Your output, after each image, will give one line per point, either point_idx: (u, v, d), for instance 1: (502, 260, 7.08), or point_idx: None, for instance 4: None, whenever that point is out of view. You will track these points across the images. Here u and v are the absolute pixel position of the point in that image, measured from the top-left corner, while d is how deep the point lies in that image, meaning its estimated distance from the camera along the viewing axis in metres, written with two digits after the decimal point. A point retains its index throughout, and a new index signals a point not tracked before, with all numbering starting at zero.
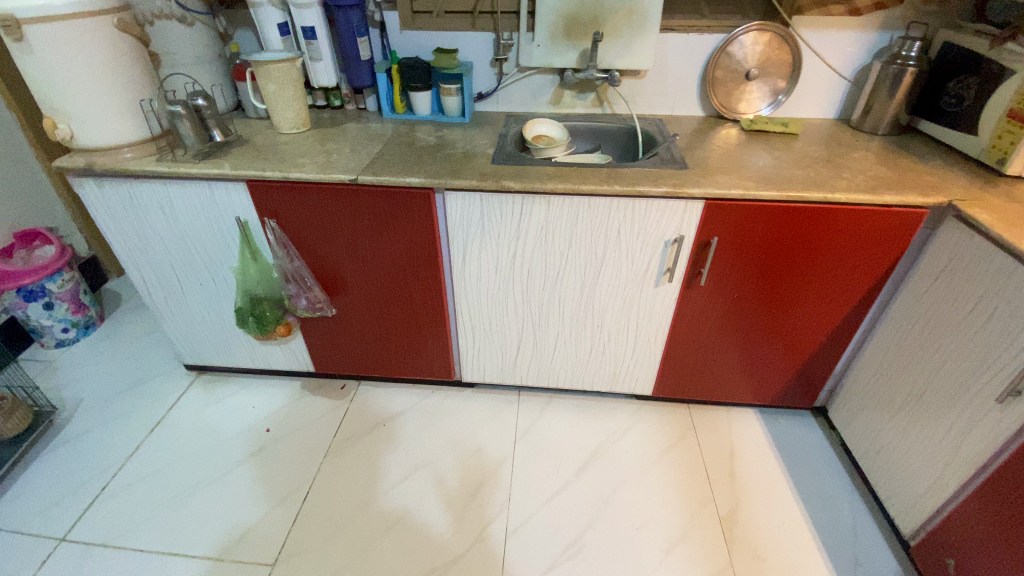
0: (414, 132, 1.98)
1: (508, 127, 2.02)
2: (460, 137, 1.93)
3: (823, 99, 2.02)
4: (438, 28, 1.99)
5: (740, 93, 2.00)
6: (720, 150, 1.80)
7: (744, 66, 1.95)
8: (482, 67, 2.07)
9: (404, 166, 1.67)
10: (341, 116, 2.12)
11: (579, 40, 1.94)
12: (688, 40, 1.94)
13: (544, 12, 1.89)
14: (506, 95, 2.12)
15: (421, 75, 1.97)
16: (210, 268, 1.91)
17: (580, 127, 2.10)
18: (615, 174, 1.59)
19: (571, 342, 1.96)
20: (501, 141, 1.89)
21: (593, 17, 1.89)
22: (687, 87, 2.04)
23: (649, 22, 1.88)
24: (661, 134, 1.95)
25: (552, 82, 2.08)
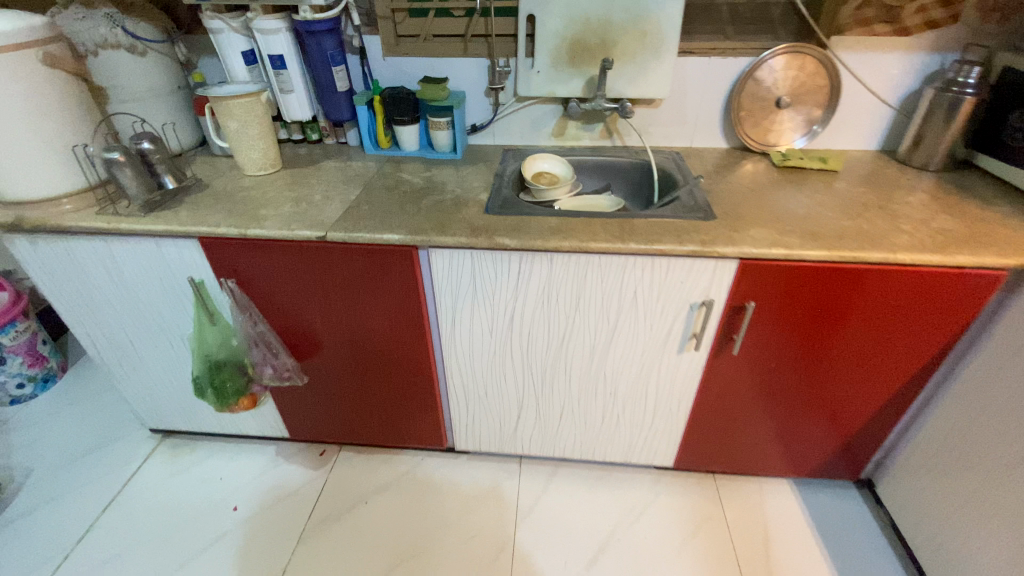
0: (399, 171, 1.74)
1: (505, 164, 1.79)
2: (451, 178, 1.69)
3: (864, 129, 1.78)
4: (425, 54, 1.77)
5: (769, 123, 1.76)
6: (751, 193, 1.55)
7: (774, 93, 1.71)
8: (476, 96, 1.84)
9: (383, 218, 1.43)
10: (318, 152, 1.89)
11: (585, 66, 1.70)
12: (710, 65, 1.70)
13: (546, 35, 1.66)
14: (503, 127, 1.89)
15: (406, 108, 1.74)
16: (166, 330, 1.67)
17: (588, 163, 1.86)
18: (631, 227, 1.35)
19: (579, 412, 1.70)
20: (498, 183, 1.65)
21: (602, 40, 1.66)
22: (709, 117, 1.80)
23: (666, 45, 1.64)
24: (680, 172, 1.70)
25: (555, 112, 1.85)
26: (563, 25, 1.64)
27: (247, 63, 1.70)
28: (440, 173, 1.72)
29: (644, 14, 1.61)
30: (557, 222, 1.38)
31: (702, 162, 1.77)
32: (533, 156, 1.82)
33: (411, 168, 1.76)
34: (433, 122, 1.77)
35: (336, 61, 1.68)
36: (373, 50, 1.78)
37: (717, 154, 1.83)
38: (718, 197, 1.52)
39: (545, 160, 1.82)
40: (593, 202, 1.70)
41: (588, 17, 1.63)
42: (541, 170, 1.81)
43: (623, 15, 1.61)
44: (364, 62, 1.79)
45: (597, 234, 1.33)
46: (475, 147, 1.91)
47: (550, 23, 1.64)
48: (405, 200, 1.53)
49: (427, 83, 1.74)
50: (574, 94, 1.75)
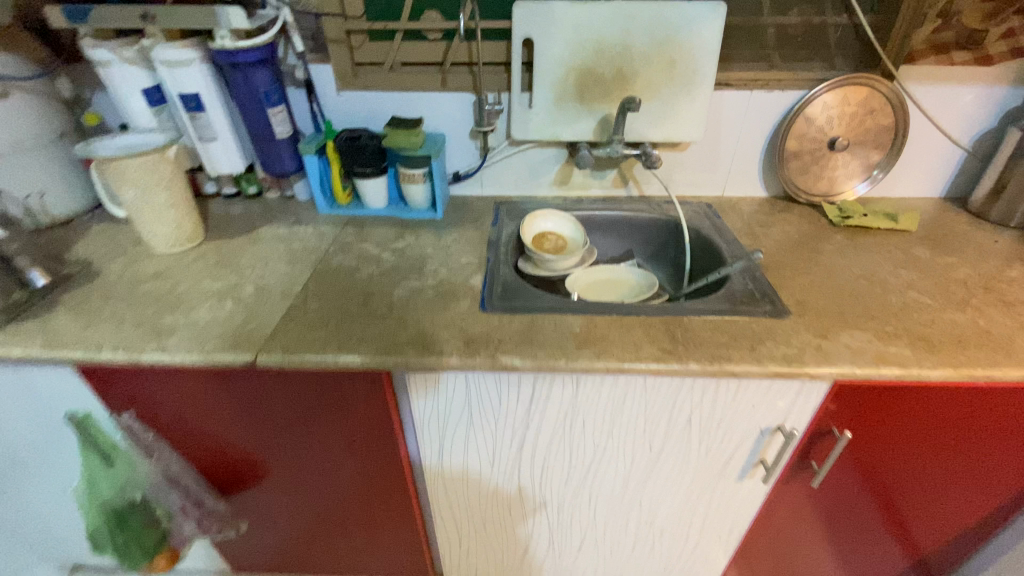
0: (362, 239, 1.34)
1: (500, 226, 1.41)
2: (432, 247, 1.30)
3: (927, 174, 1.48)
4: (392, 88, 1.38)
5: (820, 169, 1.44)
6: (819, 265, 1.22)
7: (827, 134, 1.39)
8: (460, 138, 1.46)
9: (340, 323, 1.03)
10: (259, 212, 1.48)
11: (597, 103, 1.35)
12: (749, 100, 1.38)
13: (547, 66, 1.31)
14: (494, 175, 1.52)
15: (369, 158, 1.34)
16: (43, 476, 1.23)
17: (601, 220, 1.51)
18: (683, 332, 0.99)
19: (604, 543, 1.34)
20: (493, 254, 1.27)
21: (619, 71, 1.31)
22: (745, 160, 1.48)
23: (701, 77, 1.30)
24: (720, 233, 1.37)
25: (559, 157, 1.49)
26: (569, 53, 1.29)
27: (152, 104, 1.28)
28: (417, 240, 1.33)
29: (674, 39, 1.26)
30: (582, 324, 1.02)
31: (742, 217, 1.44)
32: (533, 214, 1.44)
33: (380, 233, 1.37)
34: (406, 174, 1.37)
35: (271, 101, 1.26)
36: (325, 83, 1.38)
37: (757, 205, 1.51)
38: (780, 274, 1.19)
39: (548, 219, 1.45)
40: (616, 275, 1.32)
41: (601, 43, 1.28)
42: (543, 232, 1.44)
43: (647, 40, 1.27)
44: (314, 97, 1.38)
45: (641, 345, 0.96)
46: (459, 201, 1.53)
47: (552, 50, 1.29)
48: (371, 289, 1.14)
49: (397, 125, 1.36)
50: (583, 137, 1.40)
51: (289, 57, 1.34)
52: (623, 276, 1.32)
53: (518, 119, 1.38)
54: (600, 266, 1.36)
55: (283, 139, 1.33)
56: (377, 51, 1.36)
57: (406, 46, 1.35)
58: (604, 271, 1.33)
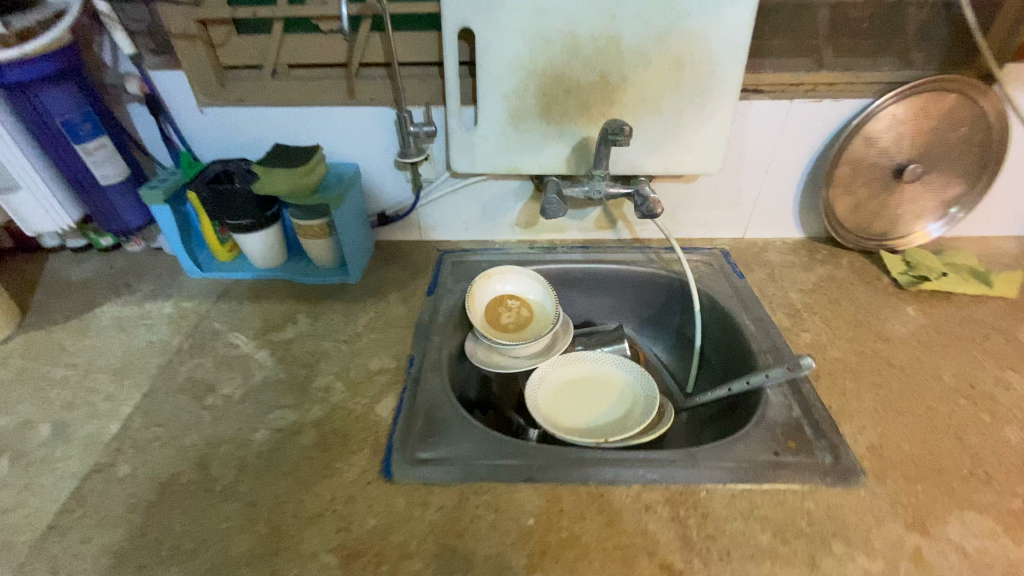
0: (236, 324, 0.93)
1: (438, 295, 1.00)
2: (332, 338, 0.90)
3: (1018, 209, 1.09)
4: (277, 104, 0.96)
5: (880, 205, 1.05)
6: (891, 367, 0.84)
7: (893, 158, 1.00)
8: (382, 170, 1.04)
9: (159, 508, 0.66)
10: (109, 275, 1.07)
11: (571, 120, 0.94)
12: (786, 113, 0.98)
13: (495, 68, 0.89)
14: (433, 216, 1.11)
15: (243, 207, 0.94)
16: None
17: (580, 276, 1.11)
18: (697, 527, 0.62)
19: None
20: (419, 350, 0.87)
21: (601, 75, 0.89)
22: (777, 192, 1.08)
23: (721, 82, 0.89)
24: (745, 304, 0.97)
25: (521, 192, 1.08)
26: (526, 50, 0.88)
27: None
28: (314, 325, 0.93)
29: (682, 27, 0.85)
30: (538, 510, 0.64)
31: (774, 274, 1.04)
32: (488, 274, 1.04)
33: (264, 311, 0.96)
34: (299, 226, 0.97)
35: (77, 134, 0.84)
36: (180, 98, 0.95)
37: (793, 252, 1.11)
38: (838, 386, 0.81)
39: (509, 278, 1.05)
40: (601, 372, 0.92)
41: (575, 33, 0.86)
42: (501, 297, 1.04)
43: (642, 29, 0.85)
44: (166, 119, 0.96)
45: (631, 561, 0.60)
46: (388, 251, 1.12)
47: (501, 46, 0.87)
48: (223, 429, 0.75)
49: (276, 157, 0.92)
50: (552, 168, 0.99)
51: (120, 64, 0.92)
52: (612, 375, 0.92)
53: (458, 146, 0.97)
54: (577, 353, 0.96)
55: (111, 187, 0.91)
56: (253, 49, 0.94)
57: (293, 42, 0.93)
58: (581, 363, 0.94)
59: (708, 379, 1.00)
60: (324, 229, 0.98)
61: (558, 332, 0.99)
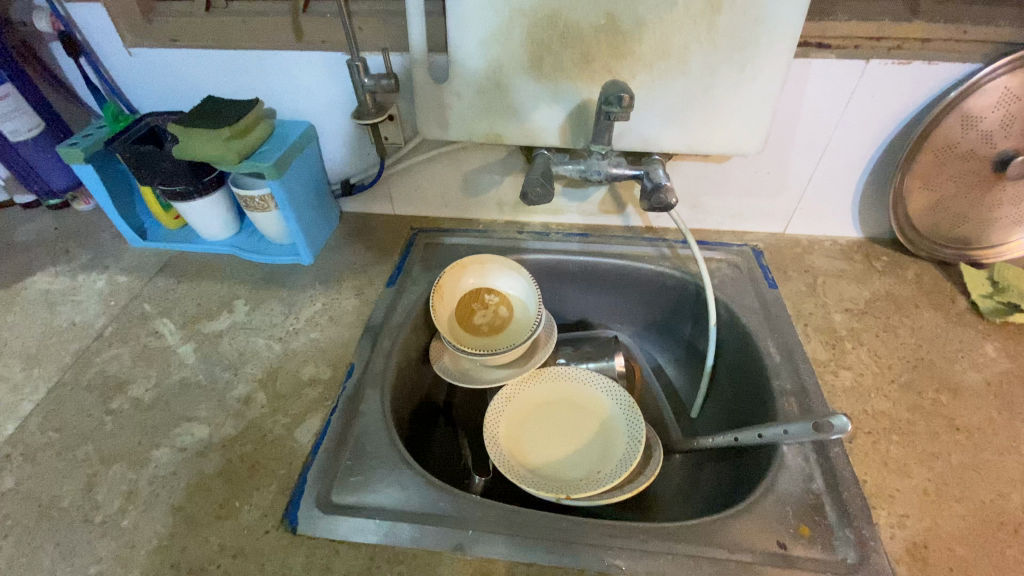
0: (167, 308, 0.82)
1: (399, 287, 0.85)
2: (269, 334, 0.77)
3: None
4: (210, 45, 0.79)
5: (969, 205, 0.81)
6: (955, 431, 0.65)
7: (994, 145, 0.75)
8: (341, 129, 0.86)
9: (30, 537, 0.57)
10: (49, 236, 0.96)
11: (567, 79, 0.73)
12: (858, 78, 0.73)
13: (470, 5, 0.69)
14: (406, 187, 0.94)
15: (173, 172, 0.79)
16: None
17: (574, 269, 0.93)
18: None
19: None
20: (362, 358, 0.73)
21: (609, 19, 0.68)
22: (833, 181, 0.85)
23: (771, 32, 0.66)
24: (772, 325, 0.78)
25: (509, 165, 0.89)
26: None
27: None
28: (252, 316, 0.80)
29: None
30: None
31: (815, 286, 0.83)
32: (461, 263, 0.88)
33: (202, 293, 0.84)
34: (241, 197, 0.80)
35: None
36: (103, 36, 0.80)
37: (843, 257, 0.89)
38: (877, 452, 0.63)
39: (487, 269, 0.89)
40: (586, 396, 0.76)
41: None
42: (476, 292, 0.88)
43: None
44: (92, 64, 0.82)
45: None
46: (355, 226, 0.97)
47: None
48: (122, 442, 0.64)
49: (200, 114, 0.75)
50: (542, 139, 0.79)
51: None
52: (599, 404, 0.75)
53: (426, 106, 0.78)
54: (559, 367, 0.80)
55: (23, 143, 0.83)
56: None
57: None
58: (560, 384, 0.77)
59: (715, 408, 0.83)
60: (269, 203, 0.81)
61: (539, 337, 0.82)
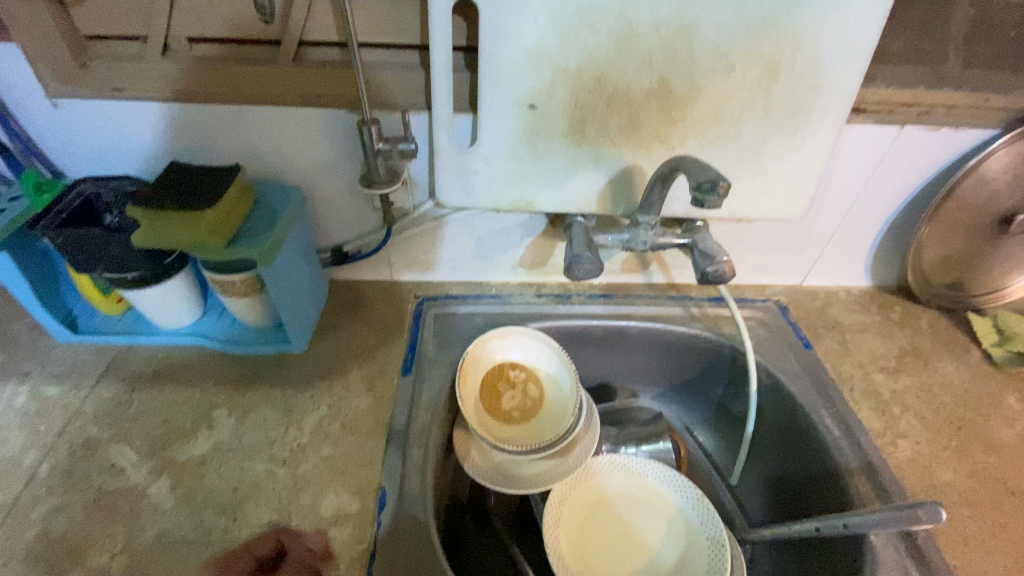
0: (124, 428, 0.65)
1: (418, 375, 0.73)
2: (268, 457, 0.62)
3: None
4: (176, 98, 0.64)
5: (973, 256, 0.84)
6: (1013, 496, 0.65)
7: (1002, 202, 0.78)
8: (336, 193, 0.74)
9: None
10: None
11: (611, 144, 0.66)
12: (891, 141, 0.73)
13: (507, 62, 0.60)
14: (409, 252, 0.83)
15: (126, 256, 0.62)
16: None
17: (601, 335, 0.86)
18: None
19: None
20: (393, 477, 0.61)
21: (662, 82, 0.62)
22: (854, 235, 0.85)
23: (826, 100, 0.63)
24: (819, 390, 0.76)
25: (530, 227, 0.81)
26: (555, 38, 0.59)
27: None
28: (241, 432, 0.65)
29: (786, 19, 0.58)
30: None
31: (845, 343, 0.83)
32: (484, 339, 0.77)
33: (168, 404, 0.68)
34: (213, 282, 0.67)
35: None
36: (19, 86, 0.62)
37: (861, 309, 0.89)
38: (955, 531, 0.61)
39: (511, 342, 0.79)
40: (642, 488, 0.70)
41: (631, 19, 0.58)
42: (500, 368, 0.78)
43: (730, 19, 0.58)
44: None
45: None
46: (348, 299, 0.84)
47: (519, 30, 0.58)
48: None
49: (165, 189, 0.59)
50: (577, 205, 0.71)
51: None
52: (658, 496, 0.69)
53: (447, 171, 0.68)
54: (607, 458, 0.72)
55: None
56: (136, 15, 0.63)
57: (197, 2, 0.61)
58: (613, 479, 0.70)
59: (761, 478, 0.79)
60: (252, 287, 0.68)
61: (579, 432, 0.72)
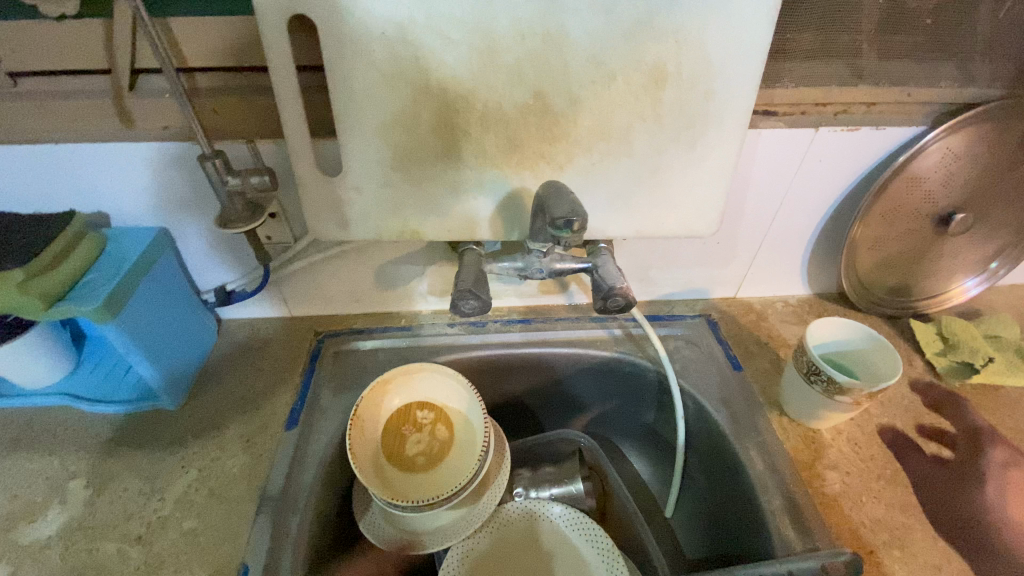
0: None
1: (305, 427, 0.67)
2: (121, 534, 0.56)
3: None
4: (3, 137, 0.57)
5: (915, 259, 0.78)
6: (952, 532, 0.59)
7: (936, 203, 0.72)
8: (207, 230, 0.68)
9: None
10: None
11: (493, 166, 0.60)
12: (808, 144, 0.68)
13: (359, 83, 0.54)
14: (303, 285, 0.77)
15: None
16: None
17: (518, 364, 0.80)
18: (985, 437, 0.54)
19: None
20: (260, 552, 0.55)
21: (537, 97, 0.55)
22: (782, 244, 0.80)
23: (721, 107, 0.57)
24: (744, 418, 0.70)
25: (432, 254, 0.75)
26: (408, 53, 0.52)
27: None
28: (96, 506, 0.58)
29: (664, 23, 0.52)
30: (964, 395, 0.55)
31: (776, 361, 0.78)
32: (382, 382, 0.71)
33: (20, 476, 0.61)
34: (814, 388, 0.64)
35: None
36: None
37: (798, 321, 0.83)
38: None
39: (415, 382, 0.73)
40: (853, 355, 0.68)
41: (491, 30, 0.51)
42: (404, 412, 0.73)
43: (601, 25, 0.52)
44: None
45: None
46: (240, 340, 0.77)
47: (365, 46, 0.52)
48: None
49: None
50: (469, 233, 0.65)
51: None
52: (865, 362, 0.67)
53: (317, 204, 0.61)
54: (514, 506, 0.67)
55: None
56: None
57: None
58: (829, 352, 0.69)
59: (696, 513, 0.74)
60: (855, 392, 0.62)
61: (487, 472, 0.67)
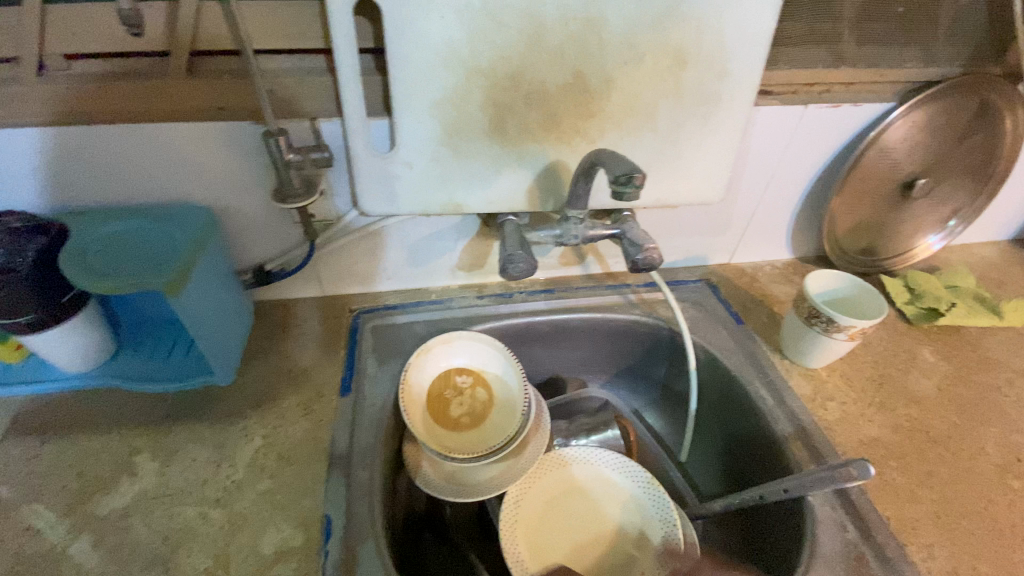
0: (36, 489, 0.59)
1: (359, 393, 0.70)
2: (199, 499, 0.59)
3: (999, 212, 0.98)
4: (62, 122, 0.59)
5: (885, 220, 0.89)
6: (933, 443, 0.70)
7: (902, 170, 0.84)
8: (252, 210, 0.70)
9: None
10: None
11: (533, 141, 0.66)
12: (797, 120, 0.77)
13: (417, 63, 0.59)
14: (338, 263, 0.80)
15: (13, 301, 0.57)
16: None
17: (544, 330, 0.86)
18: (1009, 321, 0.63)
19: None
20: (340, 501, 0.59)
21: (576, 77, 0.62)
22: (773, 211, 0.89)
23: (732, 85, 0.65)
24: (752, 363, 0.79)
25: (464, 229, 0.80)
26: (464, 36, 0.58)
27: None
28: (167, 476, 0.61)
29: (688, 10, 0.59)
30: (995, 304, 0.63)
31: (772, 314, 0.87)
32: (425, 348, 0.75)
33: (82, 455, 0.62)
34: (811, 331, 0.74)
35: None
36: None
37: (788, 280, 0.94)
38: (887, 483, 0.65)
39: (455, 347, 0.77)
40: (842, 301, 0.78)
41: (539, 15, 0.57)
42: (445, 377, 0.76)
43: (635, 12, 0.59)
44: None
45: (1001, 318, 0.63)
46: (279, 320, 0.80)
47: (425, 29, 0.57)
48: None
49: None
50: (507, 205, 0.70)
51: None
52: (851, 305, 0.78)
53: (369, 179, 0.65)
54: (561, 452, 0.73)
55: None
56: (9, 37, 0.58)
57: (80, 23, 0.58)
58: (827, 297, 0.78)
59: (713, 453, 0.82)
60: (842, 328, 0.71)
61: (531, 427, 0.71)
